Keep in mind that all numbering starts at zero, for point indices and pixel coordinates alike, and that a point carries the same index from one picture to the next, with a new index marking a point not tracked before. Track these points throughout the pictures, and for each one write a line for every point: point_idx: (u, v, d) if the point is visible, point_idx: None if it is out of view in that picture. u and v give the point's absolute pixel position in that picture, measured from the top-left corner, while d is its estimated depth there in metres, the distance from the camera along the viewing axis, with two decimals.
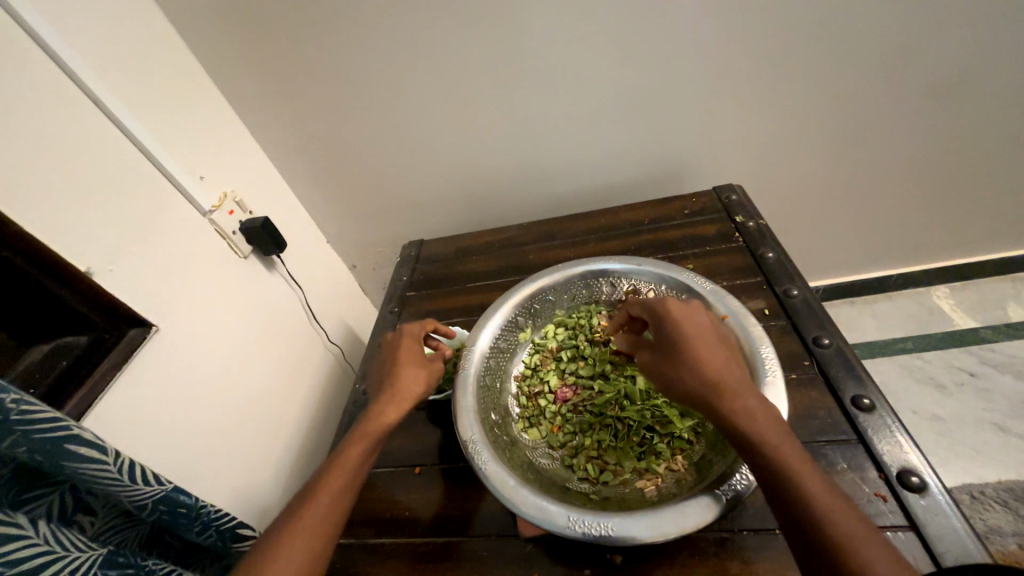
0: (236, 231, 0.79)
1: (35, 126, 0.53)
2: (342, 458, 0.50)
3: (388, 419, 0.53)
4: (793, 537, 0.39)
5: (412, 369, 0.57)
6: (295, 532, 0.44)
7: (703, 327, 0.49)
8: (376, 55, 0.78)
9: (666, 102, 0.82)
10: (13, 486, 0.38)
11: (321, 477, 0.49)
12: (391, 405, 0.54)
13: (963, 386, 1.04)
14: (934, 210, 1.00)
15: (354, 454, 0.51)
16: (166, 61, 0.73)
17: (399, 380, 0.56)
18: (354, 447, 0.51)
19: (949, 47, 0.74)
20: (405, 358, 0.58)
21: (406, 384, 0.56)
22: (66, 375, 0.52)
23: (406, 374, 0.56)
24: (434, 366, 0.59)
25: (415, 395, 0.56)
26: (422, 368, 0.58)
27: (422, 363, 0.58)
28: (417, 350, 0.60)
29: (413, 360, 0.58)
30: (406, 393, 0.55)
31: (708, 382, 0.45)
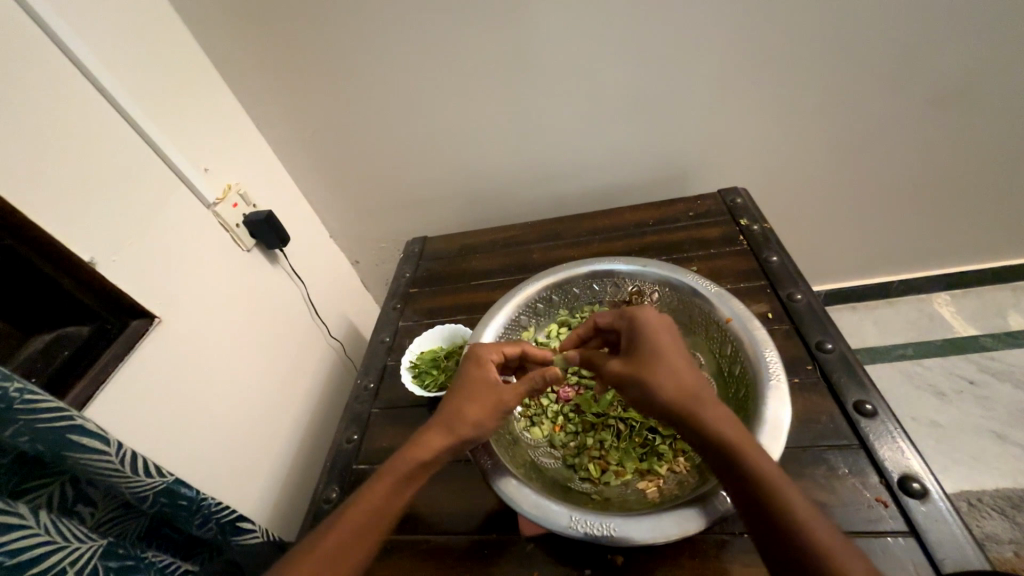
0: (239, 224, 0.78)
1: (43, 114, 0.53)
2: (373, 485, 0.46)
3: (427, 451, 0.47)
4: (765, 545, 0.39)
5: (467, 401, 0.50)
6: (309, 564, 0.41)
7: (669, 333, 0.50)
8: (384, 51, 0.78)
9: (673, 103, 0.81)
10: (15, 475, 0.38)
11: (348, 505, 0.45)
12: (435, 437, 0.48)
13: (962, 393, 1.04)
14: (937, 217, 1.00)
15: (386, 482, 0.46)
16: (173, 52, 0.73)
17: (455, 414, 0.49)
18: (387, 476, 0.46)
19: (956, 55, 0.75)
20: (470, 388, 0.51)
21: (459, 419, 0.49)
22: (68, 364, 0.52)
23: (463, 408, 0.50)
24: (500, 399, 0.50)
25: (467, 434, 0.49)
26: (482, 402, 0.50)
27: (486, 397, 0.50)
28: (489, 378, 0.52)
29: (474, 393, 0.51)
30: (457, 429, 0.49)
31: (687, 390, 0.45)
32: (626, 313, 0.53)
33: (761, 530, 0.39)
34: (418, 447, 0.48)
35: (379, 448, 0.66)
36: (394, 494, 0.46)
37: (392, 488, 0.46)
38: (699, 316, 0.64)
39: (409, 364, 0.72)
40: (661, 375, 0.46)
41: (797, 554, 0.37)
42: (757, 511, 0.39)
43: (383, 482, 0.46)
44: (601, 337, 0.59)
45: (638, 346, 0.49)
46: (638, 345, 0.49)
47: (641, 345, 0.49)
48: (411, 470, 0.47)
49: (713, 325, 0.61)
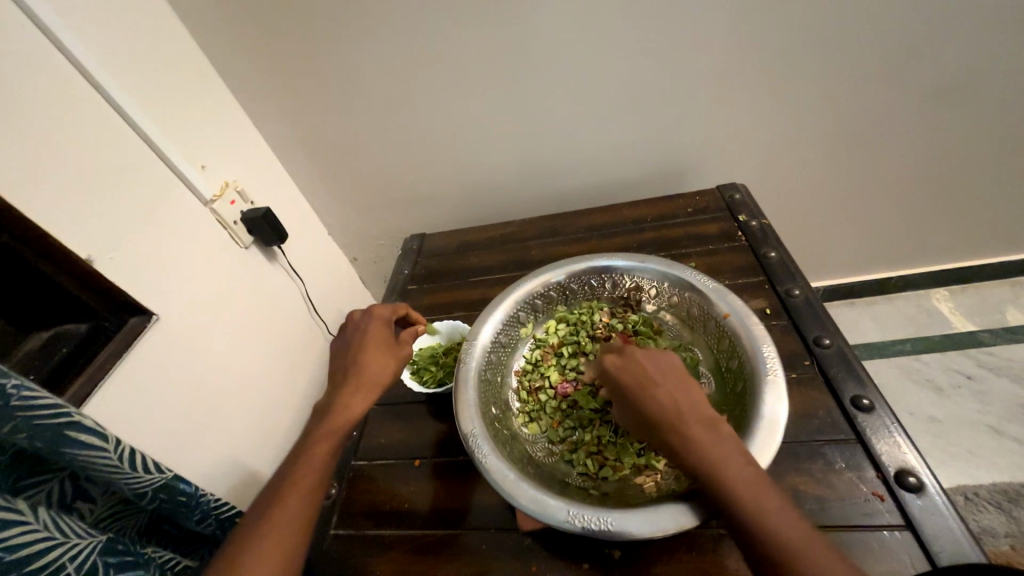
0: (237, 221, 0.78)
1: (40, 111, 0.52)
2: (309, 452, 0.50)
3: (358, 409, 0.53)
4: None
5: (379, 357, 0.57)
6: (270, 529, 0.44)
7: (652, 363, 0.49)
8: (382, 47, 0.77)
9: (672, 99, 0.81)
10: (13, 472, 0.38)
11: (289, 475, 0.48)
12: (361, 394, 0.54)
13: (960, 388, 1.05)
14: (936, 213, 1.00)
15: (321, 448, 0.50)
16: (170, 49, 0.73)
17: (371, 367, 0.56)
18: (321, 443, 0.50)
19: (956, 50, 0.74)
20: (374, 345, 0.58)
21: (378, 372, 0.56)
22: (67, 361, 0.52)
23: (375, 362, 0.56)
24: (406, 350, 0.60)
25: (387, 382, 0.56)
26: (394, 355, 0.58)
27: (389, 349, 0.58)
28: (387, 335, 0.60)
29: (381, 348, 0.58)
30: (377, 381, 0.55)
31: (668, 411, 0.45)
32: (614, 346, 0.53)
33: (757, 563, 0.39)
34: (350, 409, 0.53)
35: (377, 444, 0.66)
36: (333, 453, 0.51)
37: (330, 449, 0.51)
38: (696, 312, 0.64)
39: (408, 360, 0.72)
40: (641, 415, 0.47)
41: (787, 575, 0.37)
42: (749, 545, 0.39)
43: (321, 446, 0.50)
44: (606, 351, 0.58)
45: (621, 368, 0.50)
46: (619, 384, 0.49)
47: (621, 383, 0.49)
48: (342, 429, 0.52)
49: (711, 321, 0.62)
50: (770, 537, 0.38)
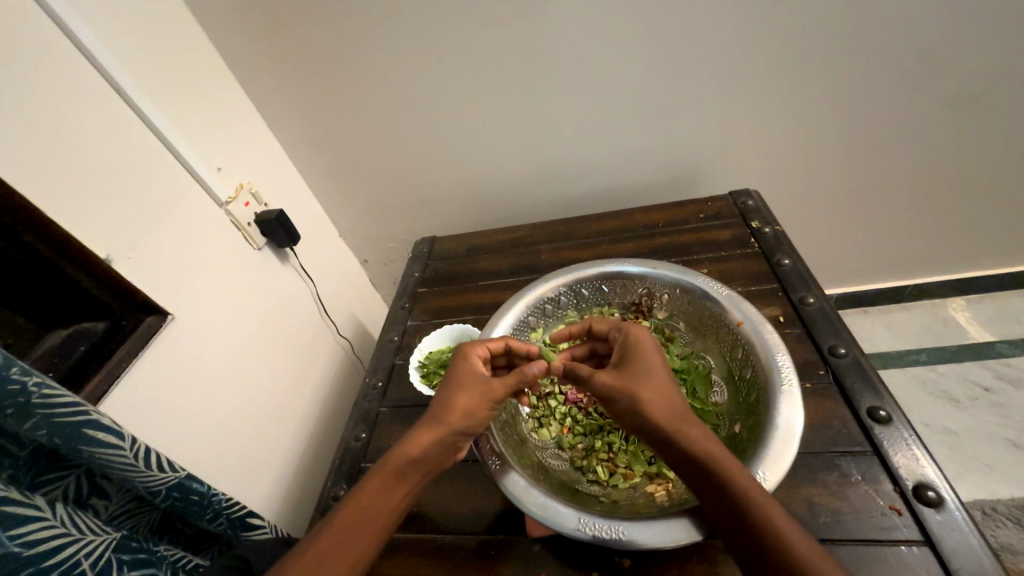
0: (250, 223, 0.79)
1: (63, 116, 0.54)
2: (371, 481, 0.46)
3: (420, 447, 0.47)
4: (735, 541, 0.39)
5: (459, 391, 0.51)
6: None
7: (652, 353, 0.51)
8: (395, 51, 0.78)
9: (685, 105, 0.81)
10: (32, 468, 0.39)
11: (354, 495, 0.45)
12: (422, 430, 0.48)
13: (977, 400, 1.02)
14: (952, 222, 0.99)
15: (385, 476, 0.46)
16: (189, 55, 0.74)
17: (444, 406, 0.50)
18: (385, 471, 0.46)
19: (974, 58, 0.73)
20: (461, 378, 0.52)
21: (449, 409, 0.49)
22: (85, 360, 0.53)
23: (454, 395, 0.50)
24: (492, 391, 0.51)
25: (454, 423, 0.49)
26: (474, 393, 0.50)
27: (476, 386, 0.51)
28: (480, 369, 0.53)
29: (465, 381, 0.51)
30: (448, 423, 0.49)
31: (664, 401, 0.46)
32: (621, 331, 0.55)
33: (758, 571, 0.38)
34: (411, 446, 0.47)
35: (386, 446, 0.66)
36: (396, 493, 0.45)
37: (390, 485, 0.45)
38: (709, 319, 0.63)
39: (417, 363, 0.72)
40: (647, 388, 0.47)
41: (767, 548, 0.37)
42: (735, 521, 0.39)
43: (384, 475, 0.46)
44: (596, 357, 0.62)
45: (624, 358, 0.52)
46: (627, 359, 0.51)
47: (631, 359, 0.51)
48: (398, 472, 0.46)
49: (724, 329, 0.61)
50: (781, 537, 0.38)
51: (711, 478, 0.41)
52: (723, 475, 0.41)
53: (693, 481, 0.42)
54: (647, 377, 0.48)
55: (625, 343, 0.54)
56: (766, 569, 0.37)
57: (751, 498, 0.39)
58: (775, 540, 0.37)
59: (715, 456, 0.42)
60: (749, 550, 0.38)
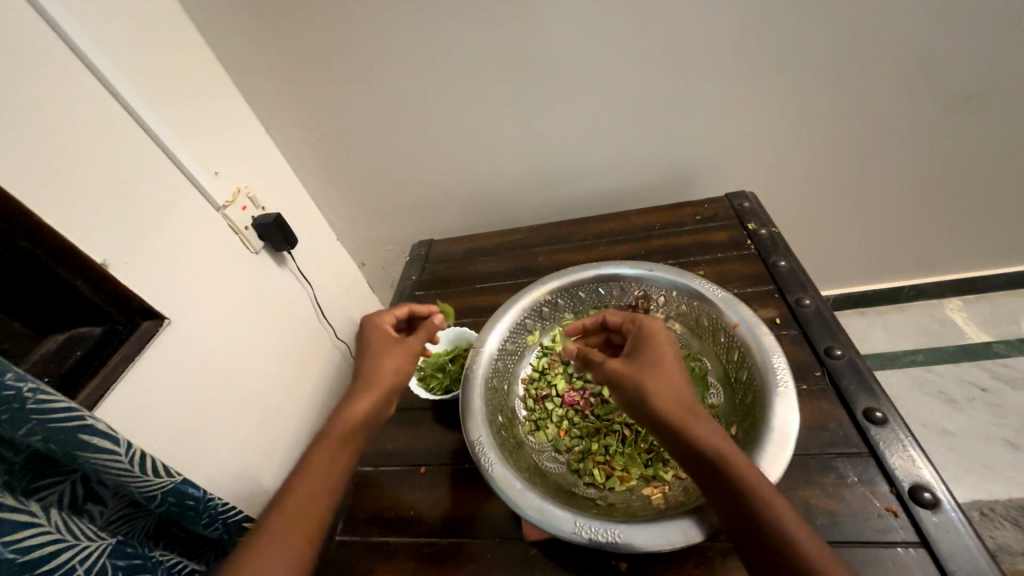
0: (248, 227, 0.79)
1: (59, 120, 0.54)
2: (315, 453, 0.48)
3: (359, 412, 0.50)
4: (741, 536, 0.40)
5: (382, 356, 0.56)
6: (273, 541, 0.42)
7: (663, 343, 0.50)
8: (392, 55, 0.78)
9: (681, 108, 0.81)
10: (26, 474, 0.39)
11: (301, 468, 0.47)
12: (361, 394, 0.52)
13: (974, 401, 1.03)
14: (948, 223, 0.99)
15: (331, 445, 0.48)
16: (186, 59, 0.74)
17: (375, 368, 0.55)
18: (330, 441, 0.48)
19: (967, 60, 0.74)
20: (378, 348, 0.57)
21: (381, 369, 0.55)
22: (80, 365, 0.53)
23: (378, 361, 0.55)
24: (411, 347, 0.58)
25: (388, 380, 0.54)
26: (397, 352, 0.57)
27: (394, 347, 0.58)
28: (389, 336, 0.59)
29: (382, 348, 0.57)
30: (380, 383, 0.53)
31: (676, 393, 0.45)
32: (634, 321, 0.55)
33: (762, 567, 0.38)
34: (350, 413, 0.50)
35: (383, 450, 0.66)
36: (342, 456, 0.48)
37: (337, 452, 0.48)
38: (705, 321, 0.64)
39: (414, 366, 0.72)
40: (658, 381, 0.46)
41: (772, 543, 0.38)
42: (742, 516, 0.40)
43: (327, 446, 0.48)
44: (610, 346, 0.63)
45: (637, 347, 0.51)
46: (639, 350, 0.50)
47: (643, 349, 0.50)
48: (340, 438, 0.49)
49: (720, 331, 0.61)
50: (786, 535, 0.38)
51: (718, 475, 0.41)
52: (732, 472, 0.41)
53: (699, 476, 0.43)
54: (659, 369, 0.47)
55: (638, 333, 0.53)
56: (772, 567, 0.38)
57: (758, 497, 0.40)
58: (782, 538, 0.38)
59: (723, 453, 0.42)
60: (753, 546, 0.39)
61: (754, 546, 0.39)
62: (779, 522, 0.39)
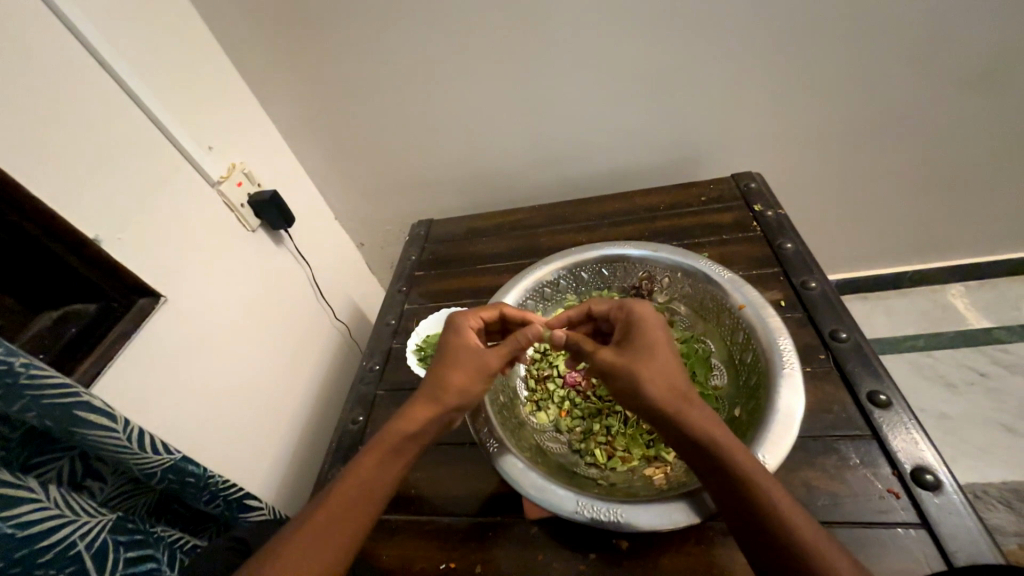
0: (244, 204, 0.77)
1: (46, 91, 0.52)
2: (366, 456, 0.46)
3: (412, 424, 0.48)
4: (740, 522, 0.40)
5: (450, 369, 0.51)
6: (299, 548, 0.40)
7: (653, 331, 0.50)
8: (391, 26, 0.75)
9: (690, 85, 0.79)
10: (24, 450, 0.39)
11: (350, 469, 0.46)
12: (418, 409, 0.48)
13: (974, 386, 1.03)
14: (958, 206, 0.97)
15: (380, 451, 0.47)
16: (175, 28, 0.71)
17: (440, 382, 0.50)
18: (380, 447, 0.47)
19: (990, 37, 0.71)
20: (451, 356, 0.52)
21: (443, 384, 0.50)
22: (75, 342, 0.52)
23: (445, 374, 0.50)
24: (483, 364, 0.51)
25: (450, 401, 0.49)
26: (464, 369, 0.50)
27: (467, 361, 0.51)
28: (468, 343, 0.53)
29: (456, 357, 0.51)
30: (441, 400, 0.49)
31: (669, 381, 0.45)
32: (621, 308, 0.54)
33: (764, 555, 0.38)
34: (405, 423, 0.48)
35: None
36: (390, 464, 0.46)
37: (384, 458, 0.46)
38: (710, 303, 0.63)
39: (414, 347, 0.72)
40: (650, 369, 0.46)
41: (773, 528, 0.38)
42: (741, 502, 0.40)
43: (377, 452, 0.46)
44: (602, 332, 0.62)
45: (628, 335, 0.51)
46: (630, 337, 0.50)
47: (634, 337, 0.50)
48: (387, 459, 0.46)
49: (726, 313, 0.60)
50: (785, 520, 0.38)
51: (715, 462, 0.41)
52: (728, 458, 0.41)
53: (696, 463, 0.42)
54: (649, 357, 0.47)
55: (628, 320, 0.52)
56: (773, 552, 0.37)
57: (755, 483, 0.40)
58: (782, 521, 0.38)
59: (718, 440, 0.42)
60: (753, 533, 0.39)
61: (753, 533, 0.39)
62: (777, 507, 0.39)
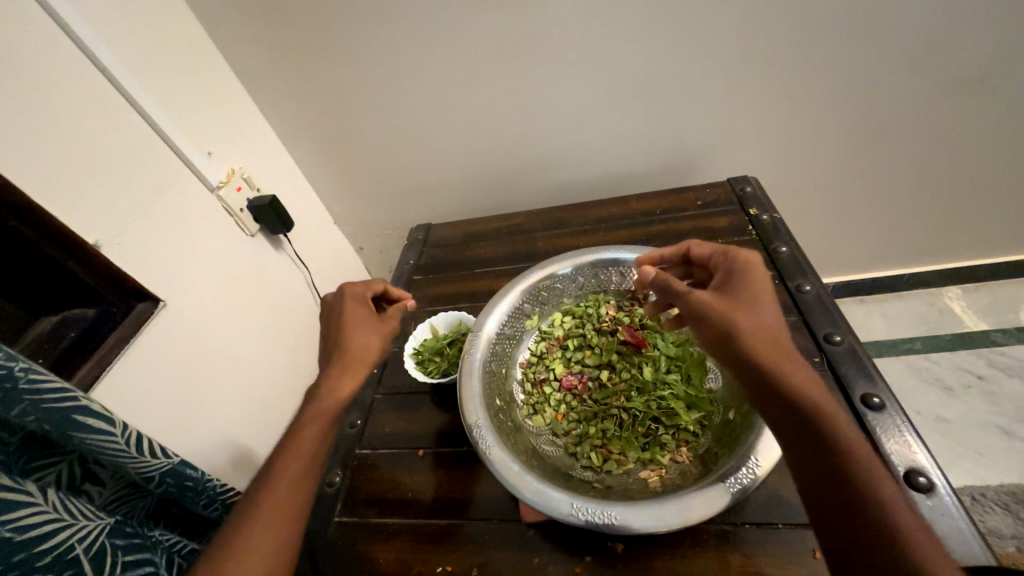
0: (243, 209, 0.78)
1: (48, 99, 0.52)
2: (302, 432, 0.48)
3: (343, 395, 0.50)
4: (814, 475, 0.39)
5: (365, 332, 0.55)
6: (257, 528, 0.42)
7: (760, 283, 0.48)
8: (389, 35, 0.76)
9: (685, 91, 0.79)
10: (22, 455, 0.39)
11: (285, 445, 0.47)
12: (349, 372, 0.52)
13: (970, 388, 1.03)
14: (952, 210, 0.98)
15: (314, 427, 0.48)
16: (176, 36, 0.72)
17: (358, 345, 0.54)
18: (314, 422, 0.48)
19: (979, 44, 0.72)
20: (357, 323, 0.56)
21: (363, 348, 0.54)
22: (74, 345, 0.52)
23: (361, 337, 0.55)
24: (390, 328, 0.58)
25: (373, 358, 0.54)
26: (378, 331, 0.56)
27: (375, 323, 0.57)
28: (365, 311, 0.58)
29: (364, 323, 0.56)
30: (365, 359, 0.53)
31: (765, 331, 0.45)
32: (724, 255, 0.52)
33: (830, 507, 0.38)
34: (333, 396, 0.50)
35: (382, 433, 0.66)
36: (326, 433, 0.49)
37: (322, 430, 0.49)
38: None
39: (411, 350, 0.72)
40: (750, 317, 0.45)
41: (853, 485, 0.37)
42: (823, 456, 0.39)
43: (309, 428, 0.48)
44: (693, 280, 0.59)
45: (729, 281, 0.49)
46: (732, 284, 0.49)
47: (735, 284, 0.48)
48: (325, 426, 0.49)
49: None
50: (867, 480, 0.37)
51: (804, 417, 0.41)
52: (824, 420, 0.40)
53: (776, 412, 0.42)
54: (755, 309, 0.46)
55: (730, 266, 0.51)
56: (845, 507, 0.37)
57: (842, 445, 0.39)
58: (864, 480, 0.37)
59: (815, 399, 0.42)
60: (826, 489, 0.38)
61: (826, 492, 0.38)
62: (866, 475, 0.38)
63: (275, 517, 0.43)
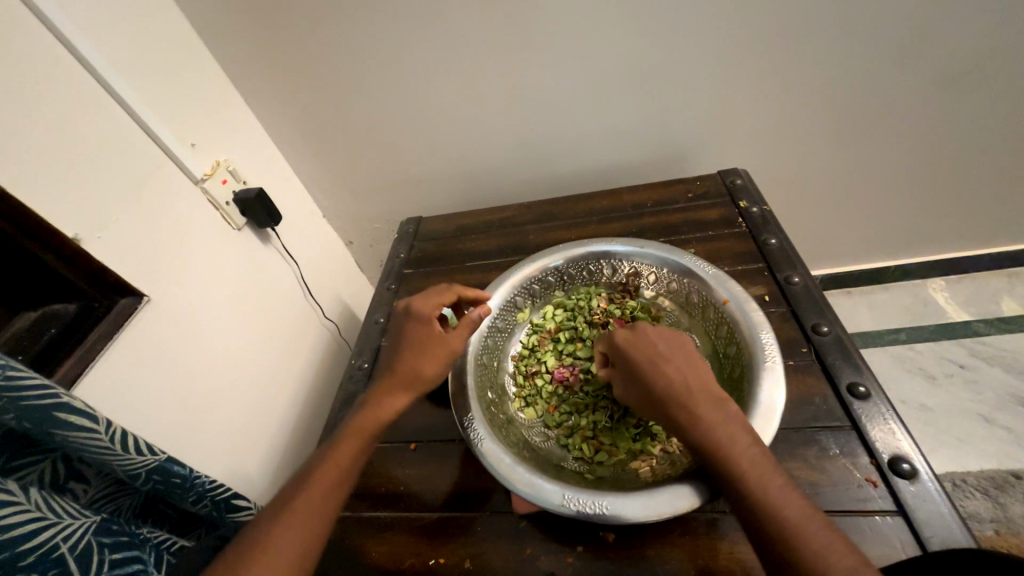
0: (229, 202, 0.77)
1: (24, 89, 0.51)
2: (344, 440, 0.49)
3: (389, 410, 0.52)
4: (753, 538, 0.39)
5: (420, 357, 0.54)
6: (287, 525, 0.42)
7: (670, 337, 0.50)
8: (378, 26, 0.75)
9: (676, 84, 0.79)
10: (3, 452, 0.38)
11: (327, 451, 0.49)
12: (393, 395, 0.52)
13: (952, 377, 1.05)
14: (937, 203, 0.99)
15: (357, 437, 0.50)
16: (158, 26, 0.70)
17: (410, 369, 0.54)
18: (356, 432, 0.50)
19: (965, 40, 0.73)
20: (417, 345, 0.55)
21: (417, 372, 0.54)
22: (56, 342, 0.51)
23: (416, 363, 0.54)
24: (449, 347, 0.55)
25: (424, 384, 0.54)
26: (434, 354, 0.55)
27: (436, 345, 0.55)
28: (430, 330, 0.56)
29: (425, 346, 0.55)
30: (414, 384, 0.53)
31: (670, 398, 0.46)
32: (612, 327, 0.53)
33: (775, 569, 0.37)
34: (378, 411, 0.51)
35: None
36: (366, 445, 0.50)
37: (363, 442, 0.50)
38: (695, 297, 0.64)
39: None
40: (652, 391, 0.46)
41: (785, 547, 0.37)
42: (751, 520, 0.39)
43: (353, 438, 0.49)
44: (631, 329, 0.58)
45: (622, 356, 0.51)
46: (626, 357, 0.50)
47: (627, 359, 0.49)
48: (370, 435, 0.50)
49: (710, 307, 0.61)
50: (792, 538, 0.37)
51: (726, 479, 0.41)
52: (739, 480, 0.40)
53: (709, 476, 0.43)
54: (670, 360, 0.48)
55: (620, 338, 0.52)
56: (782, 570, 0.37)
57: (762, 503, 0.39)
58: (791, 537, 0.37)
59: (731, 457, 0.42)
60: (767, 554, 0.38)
61: (768, 548, 0.38)
62: (807, 530, 0.37)
63: (305, 520, 0.43)
